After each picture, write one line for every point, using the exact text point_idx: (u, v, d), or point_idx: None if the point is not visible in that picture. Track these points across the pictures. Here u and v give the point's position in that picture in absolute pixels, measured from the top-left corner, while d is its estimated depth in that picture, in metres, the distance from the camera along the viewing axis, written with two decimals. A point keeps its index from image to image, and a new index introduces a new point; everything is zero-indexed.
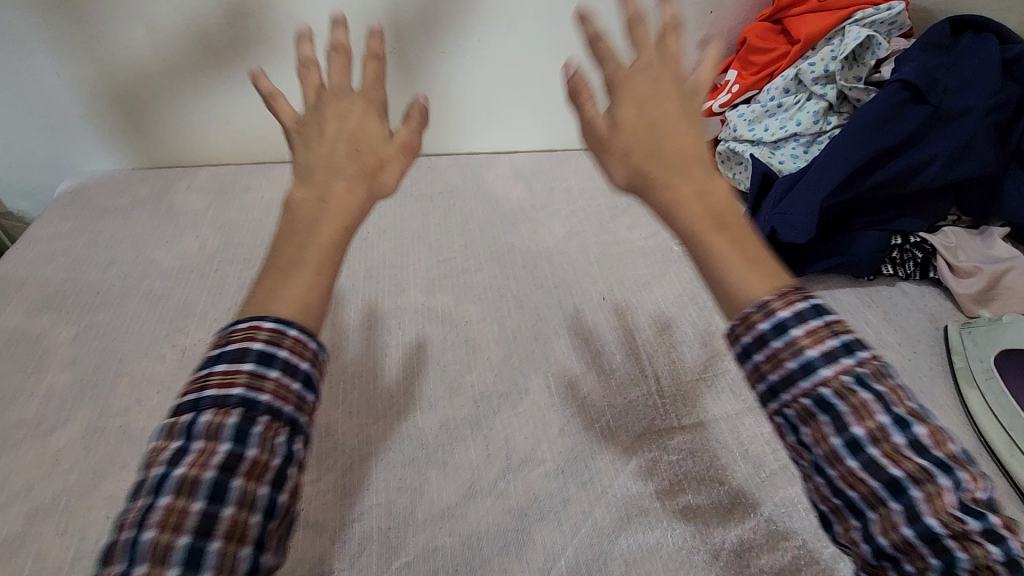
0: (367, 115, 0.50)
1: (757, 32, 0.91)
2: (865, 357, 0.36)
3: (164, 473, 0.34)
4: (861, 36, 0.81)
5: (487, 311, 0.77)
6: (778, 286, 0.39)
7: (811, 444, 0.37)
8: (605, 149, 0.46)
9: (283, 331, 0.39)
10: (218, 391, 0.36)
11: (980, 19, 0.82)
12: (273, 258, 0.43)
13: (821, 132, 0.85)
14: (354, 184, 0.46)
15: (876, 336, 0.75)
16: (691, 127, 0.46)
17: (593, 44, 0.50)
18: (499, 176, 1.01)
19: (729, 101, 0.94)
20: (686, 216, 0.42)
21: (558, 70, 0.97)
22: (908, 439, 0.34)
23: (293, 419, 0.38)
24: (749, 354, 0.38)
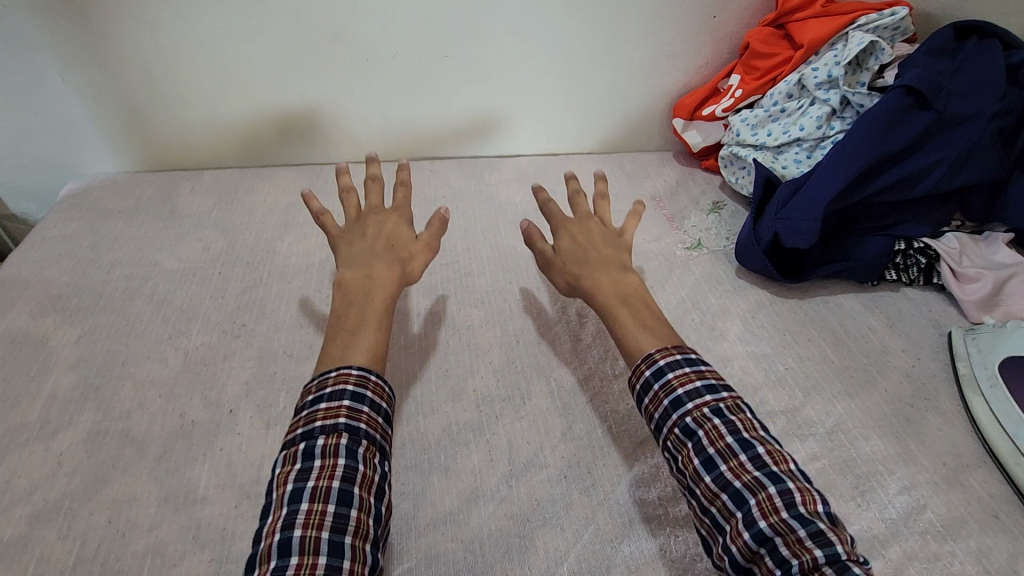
0: (396, 225, 0.67)
1: (760, 37, 0.90)
2: (723, 398, 0.52)
3: (298, 486, 0.45)
4: (865, 40, 0.80)
5: (489, 315, 0.77)
6: (666, 345, 0.56)
7: (684, 467, 0.50)
8: (552, 266, 0.67)
9: (367, 376, 0.52)
10: (327, 422, 0.49)
11: (984, 25, 0.83)
12: (338, 322, 0.57)
13: (824, 136, 0.85)
14: (392, 268, 0.62)
15: (879, 343, 0.74)
16: (610, 245, 0.67)
17: (543, 206, 0.72)
18: (502, 180, 1.01)
19: (731, 106, 0.94)
20: (603, 298, 0.62)
21: (561, 74, 0.97)
22: (748, 457, 0.48)
23: (385, 447, 0.51)
24: (642, 398, 0.55)
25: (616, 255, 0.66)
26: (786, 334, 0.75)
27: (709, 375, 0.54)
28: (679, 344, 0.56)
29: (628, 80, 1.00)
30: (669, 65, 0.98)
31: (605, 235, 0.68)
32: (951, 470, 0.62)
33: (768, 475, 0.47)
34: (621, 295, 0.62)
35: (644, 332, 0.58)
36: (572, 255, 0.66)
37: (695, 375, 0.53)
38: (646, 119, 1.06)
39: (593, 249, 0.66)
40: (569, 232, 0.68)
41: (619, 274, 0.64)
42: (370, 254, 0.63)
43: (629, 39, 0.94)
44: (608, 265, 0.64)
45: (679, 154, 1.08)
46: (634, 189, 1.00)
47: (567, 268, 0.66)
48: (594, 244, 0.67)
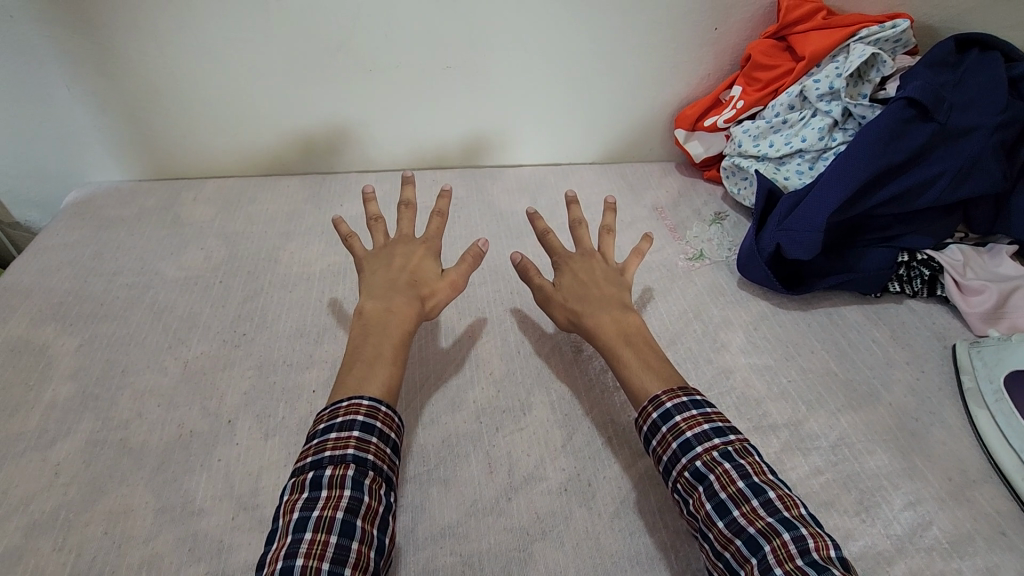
0: (424, 258, 0.68)
1: (762, 49, 0.90)
2: (732, 440, 0.53)
3: (303, 515, 0.47)
4: (866, 52, 0.80)
5: (490, 325, 0.76)
6: (670, 385, 0.57)
7: (695, 511, 0.51)
8: (551, 301, 0.68)
9: (377, 406, 0.55)
10: (335, 452, 0.51)
11: (985, 37, 0.83)
12: (354, 356, 0.59)
13: (827, 148, 0.85)
14: (411, 303, 0.63)
15: (883, 355, 0.74)
16: (614, 285, 0.68)
17: (542, 237, 0.72)
18: (504, 189, 1.01)
19: (734, 117, 0.94)
20: (605, 336, 0.63)
21: (565, 86, 0.98)
22: (760, 503, 0.48)
23: (388, 476, 0.52)
24: (650, 438, 0.56)
25: (618, 294, 0.67)
26: (789, 346, 0.75)
27: (715, 417, 0.54)
28: (684, 386, 0.57)
29: (630, 92, 1.00)
30: (670, 76, 0.98)
31: (608, 273, 0.69)
32: (957, 485, 0.61)
33: (782, 521, 0.47)
34: (624, 335, 0.63)
35: (646, 372, 0.59)
36: (574, 292, 0.67)
37: (702, 417, 0.54)
38: (648, 129, 1.06)
39: (595, 288, 0.67)
40: (569, 267, 0.69)
41: (621, 313, 0.65)
42: (391, 287, 0.64)
43: (631, 50, 0.94)
44: (609, 305, 0.65)
45: (680, 165, 1.08)
46: (636, 199, 1.00)
47: (567, 304, 0.66)
48: (596, 282, 0.67)
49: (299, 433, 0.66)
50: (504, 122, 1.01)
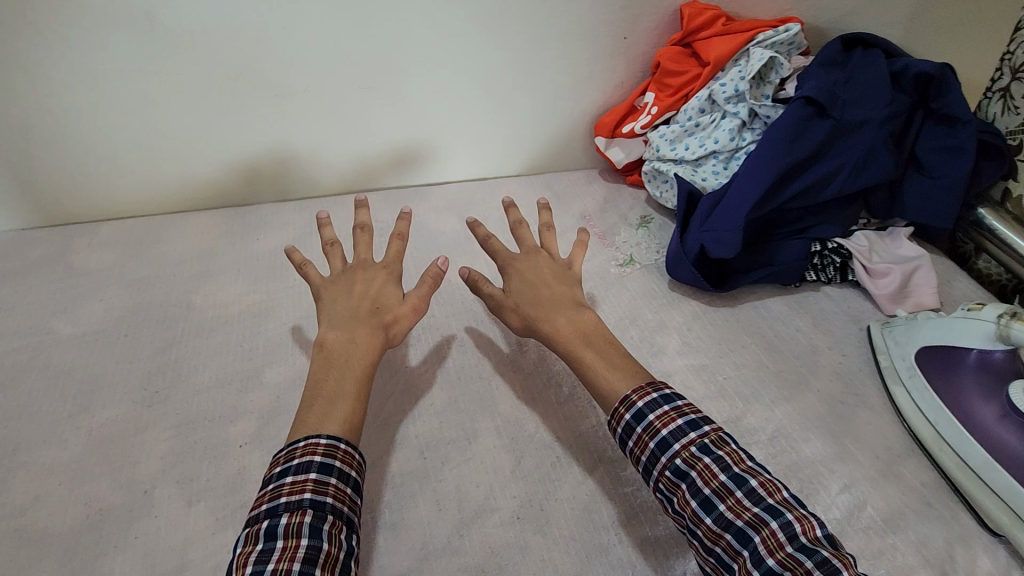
0: (385, 285, 0.66)
1: (669, 56, 0.92)
2: (707, 432, 0.54)
3: (258, 570, 0.45)
4: (763, 56, 0.84)
5: (428, 353, 0.74)
6: (638, 381, 0.59)
7: (682, 509, 0.52)
8: (502, 308, 0.67)
9: (336, 445, 0.53)
10: (291, 497, 0.49)
11: (869, 37, 0.90)
12: (314, 392, 0.57)
13: (738, 148, 0.89)
14: (374, 334, 0.61)
15: (808, 343, 0.77)
16: (566, 283, 0.68)
17: (485, 241, 0.70)
18: (431, 209, 0.99)
19: (649, 123, 0.96)
20: (565, 339, 0.63)
21: (484, 101, 0.97)
22: (744, 494, 0.50)
23: (349, 518, 0.50)
24: (626, 441, 0.57)
25: (569, 292, 0.67)
26: (722, 344, 0.77)
27: (687, 409, 0.56)
28: (653, 381, 0.58)
29: (550, 102, 1.00)
30: (587, 85, 0.99)
31: (555, 270, 0.69)
32: (885, 462, 0.65)
33: (767, 510, 0.49)
34: (583, 336, 0.63)
35: (614, 371, 0.60)
36: (525, 296, 0.66)
37: (675, 412, 0.56)
38: (570, 139, 1.06)
39: (546, 289, 0.67)
40: (515, 271, 0.68)
41: (575, 312, 0.65)
42: (353, 317, 0.62)
43: (547, 62, 0.95)
44: (563, 306, 0.65)
45: (604, 170, 1.09)
46: (564, 209, 1.00)
47: (520, 309, 0.66)
48: (545, 282, 0.67)
49: (228, 496, 0.61)
50: (425, 142, 0.99)
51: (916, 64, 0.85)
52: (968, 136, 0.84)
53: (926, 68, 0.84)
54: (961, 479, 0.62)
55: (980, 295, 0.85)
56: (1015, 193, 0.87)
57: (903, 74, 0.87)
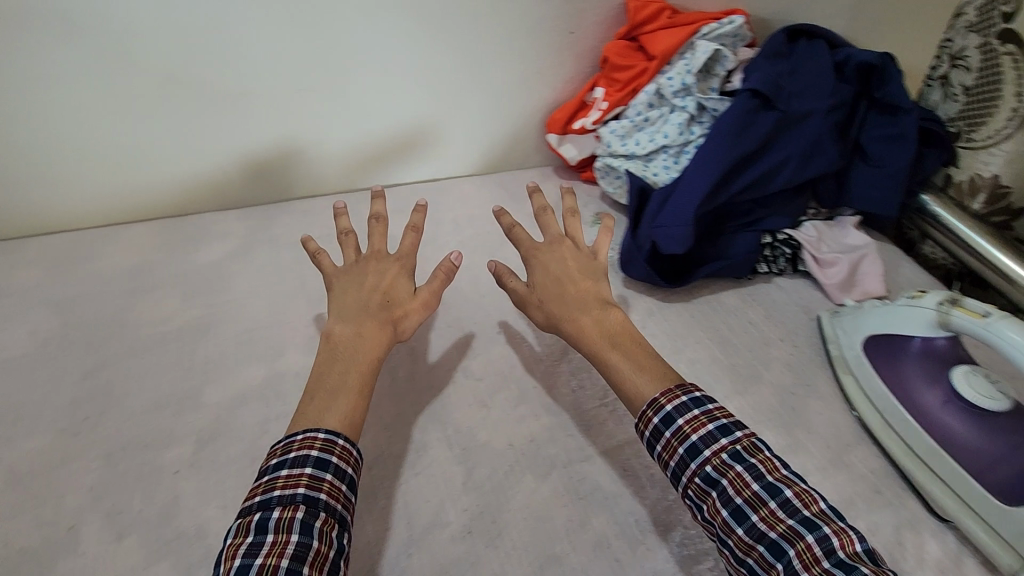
0: (397, 277, 0.66)
1: (615, 50, 0.91)
2: (739, 438, 0.53)
3: (244, 564, 0.45)
4: (708, 47, 0.84)
5: None
6: (665, 385, 0.58)
7: (711, 518, 0.52)
8: (527, 302, 0.68)
9: (334, 440, 0.53)
10: (284, 491, 0.48)
11: (812, 28, 0.91)
12: (322, 383, 0.57)
13: (687, 142, 0.88)
14: (382, 327, 0.62)
15: (760, 335, 0.78)
16: (593, 278, 0.68)
17: (509, 230, 0.72)
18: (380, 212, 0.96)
19: (599, 119, 0.94)
20: (591, 338, 0.63)
21: (430, 100, 0.94)
22: (779, 504, 0.50)
23: (343, 516, 0.50)
24: (653, 445, 0.56)
25: (595, 289, 0.67)
26: (676, 340, 0.76)
27: (718, 414, 0.55)
28: (682, 384, 0.57)
29: (500, 100, 0.98)
30: (536, 81, 0.98)
31: (579, 264, 0.69)
32: (836, 451, 0.64)
33: (803, 522, 0.49)
34: (609, 337, 0.63)
35: (643, 373, 0.59)
36: (549, 292, 0.66)
37: (706, 417, 0.55)
38: (522, 136, 1.05)
39: (572, 285, 0.67)
40: (539, 263, 0.69)
41: (602, 311, 0.65)
42: (362, 309, 0.62)
43: (494, 59, 0.93)
44: (589, 305, 0.65)
45: (558, 167, 1.07)
46: (518, 208, 0.98)
47: (544, 305, 0.66)
48: (573, 278, 0.67)
49: (161, 526, 0.57)
50: (372, 143, 0.95)
51: (859, 53, 0.86)
52: (910, 124, 0.86)
53: (869, 58, 0.85)
54: (907, 465, 0.61)
55: (925, 280, 0.86)
56: (954, 179, 0.88)
57: (846, 64, 0.88)
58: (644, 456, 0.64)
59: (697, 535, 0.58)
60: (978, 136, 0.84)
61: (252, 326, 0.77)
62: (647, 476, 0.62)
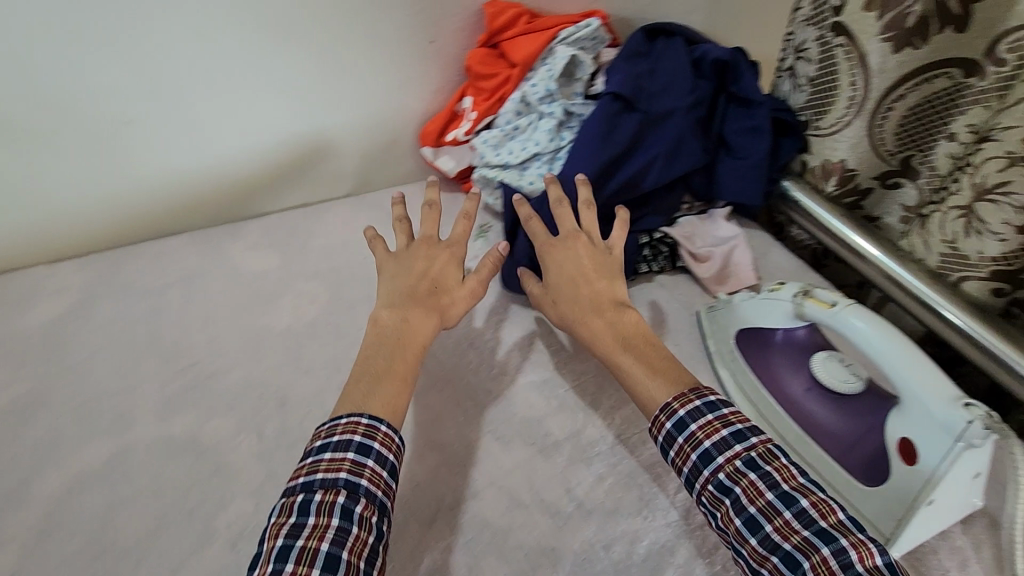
0: (447, 266, 0.70)
1: (477, 59, 0.88)
2: (754, 444, 0.55)
3: (287, 544, 0.47)
4: (564, 53, 0.84)
5: (241, 421, 0.66)
6: (679, 389, 0.60)
7: (725, 525, 0.54)
8: (543, 302, 0.72)
9: (377, 426, 0.55)
10: (328, 475, 0.51)
11: (669, 27, 0.92)
12: (375, 363, 0.61)
13: (559, 148, 0.86)
14: (428, 314, 0.66)
15: None
16: (607, 280, 0.70)
17: (528, 221, 0.75)
18: (247, 247, 0.86)
19: (471, 129, 0.92)
20: (601, 338, 0.66)
21: (286, 122, 0.88)
22: (793, 513, 0.51)
23: (383, 503, 0.52)
24: (667, 450, 0.58)
25: (608, 290, 0.69)
26: (562, 353, 0.74)
27: (733, 419, 0.57)
28: (695, 387, 0.60)
29: (366, 116, 0.93)
30: (401, 93, 0.93)
31: (593, 265, 0.71)
32: None
33: (819, 534, 0.50)
34: (622, 340, 0.65)
35: (654, 377, 0.62)
36: (563, 293, 0.70)
37: (720, 423, 0.57)
38: (398, 151, 0.99)
39: (584, 288, 0.69)
40: (553, 262, 0.72)
41: (616, 314, 0.67)
42: (409, 295, 0.66)
43: (350, 73, 0.87)
44: (600, 307, 0.67)
45: (439, 181, 1.03)
46: (397, 227, 0.93)
47: (557, 305, 0.70)
48: (585, 281, 0.70)
49: None
50: (230, 174, 0.88)
51: (713, 50, 0.89)
52: (763, 116, 0.89)
53: (721, 54, 0.88)
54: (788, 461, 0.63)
55: (794, 264, 0.90)
56: (810, 165, 0.92)
57: (702, 62, 0.90)
58: (532, 482, 0.62)
59: (588, 560, 0.57)
60: (824, 124, 0.87)
61: (93, 395, 0.68)
62: (536, 503, 0.61)
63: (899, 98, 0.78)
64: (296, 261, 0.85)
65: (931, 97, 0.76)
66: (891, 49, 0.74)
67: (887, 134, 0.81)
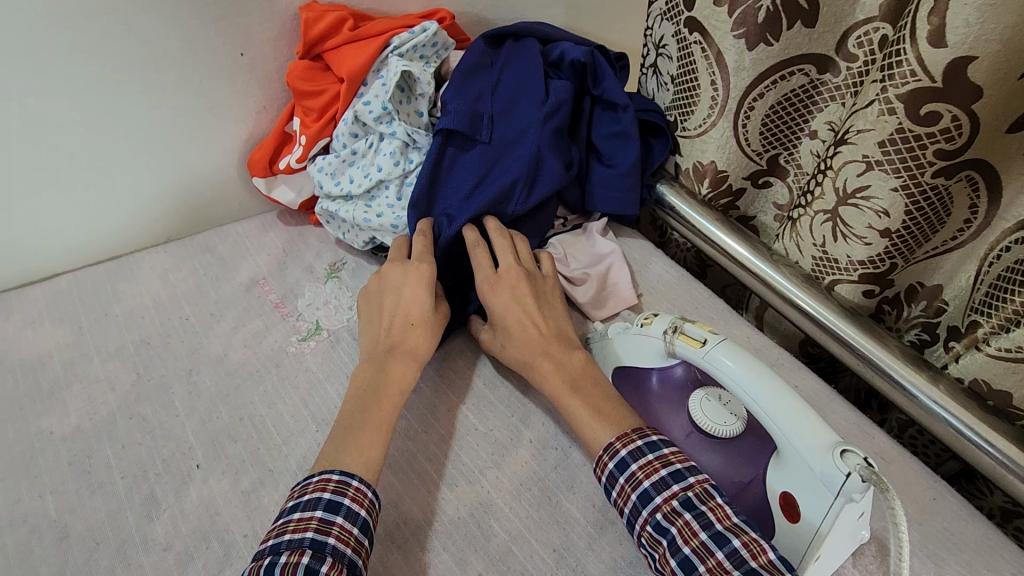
0: (417, 292, 0.66)
1: (297, 74, 0.76)
2: (692, 483, 0.51)
3: None
4: (402, 65, 0.73)
5: (3, 570, 0.51)
6: (626, 428, 0.55)
7: (661, 567, 0.49)
8: (492, 345, 0.67)
9: (347, 481, 0.51)
10: (294, 535, 0.47)
11: (511, 30, 0.82)
12: (356, 408, 0.58)
13: (407, 172, 0.76)
14: (405, 361, 0.62)
15: (518, 381, 0.68)
16: (554, 319, 0.66)
17: (474, 248, 0.70)
18: (31, 322, 0.70)
19: (304, 155, 0.79)
20: (551, 385, 0.60)
21: (73, 165, 0.72)
22: (727, 554, 0.46)
23: (352, 561, 0.47)
24: (608, 491, 0.54)
25: (556, 331, 0.65)
26: (425, 414, 0.64)
27: (673, 457, 0.52)
28: (639, 427, 0.55)
29: (178, 148, 0.79)
30: (214, 117, 0.79)
31: (537, 298, 0.67)
32: (600, 510, 0.58)
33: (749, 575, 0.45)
34: (570, 381, 0.60)
35: (601, 420, 0.56)
36: (511, 337, 0.65)
37: (660, 461, 0.52)
38: (226, 182, 0.85)
39: (534, 328, 0.64)
40: (499, 301, 0.66)
41: (565, 354, 0.63)
42: (385, 342, 0.64)
43: (145, 101, 0.73)
44: (548, 349, 0.63)
45: (282, 213, 0.89)
46: (227, 277, 0.78)
47: (507, 349, 0.65)
48: (533, 321, 0.65)
49: None
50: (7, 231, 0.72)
51: (571, 51, 0.80)
52: (630, 121, 0.82)
53: (579, 56, 0.80)
54: None
55: (676, 273, 0.84)
56: (682, 168, 0.87)
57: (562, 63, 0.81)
58: None
59: None
60: (692, 124, 0.82)
61: None
62: None
63: (759, 97, 0.73)
64: (94, 335, 0.70)
65: (790, 95, 0.73)
66: (745, 46, 0.69)
67: (751, 134, 0.77)
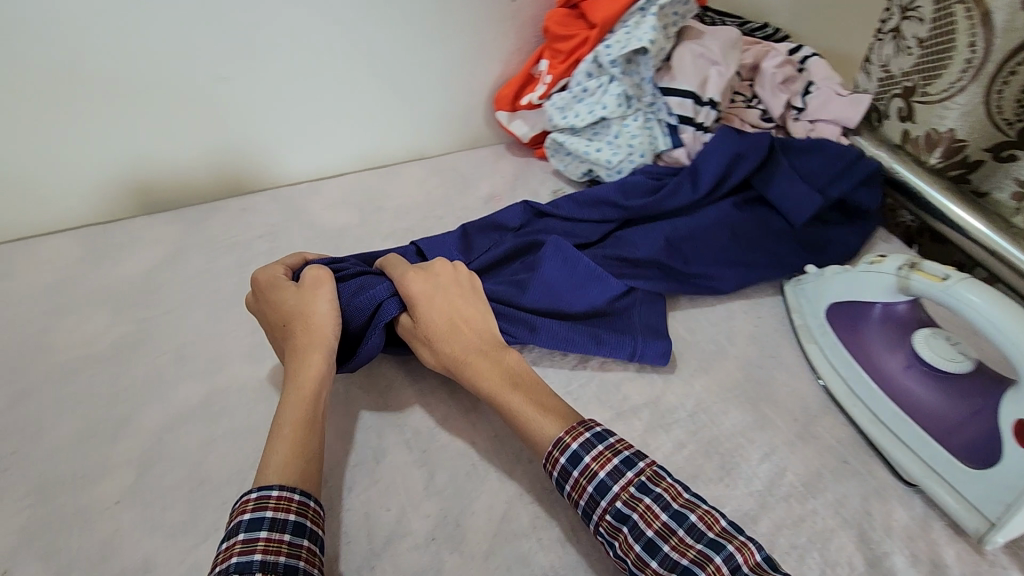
0: (279, 296, 0.63)
1: (556, 20, 0.88)
2: (642, 468, 0.50)
3: None
4: (652, 32, 0.81)
5: None
6: (569, 422, 0.54)
7: (624, 554, 0.48)
8: (415, 341, 0.63)
9: (265, 495, 0.48)
10: (219, 567, 0.44)
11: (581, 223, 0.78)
12: (281, 417, 0.54)
13: (625, 114, 0.86)
14: (292, 360, 0.58)
15: (724, 308, 0.74)
16: (487, 317, 0.64)
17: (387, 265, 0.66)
18: (330, 205, 0.90)
19: (546, 93, 0.91)
20: (488, 384, 0.58)
21: (371, 87, 0.90)
22: (685, 529, 0.47)
23: (288, 564, 0.45)
24: (562, 485, 0.52)
25: (490, 333, 0.62)
26: None
27: (620, 445, 0.51)
28: (582, 420, 0.54)
29: (443, 80, 0.94)
30: (478, 55, 0.94)
31: (467, 300, 0.64)
32: (804, 423, 0.62)
33: (710, 543, 0.46)
34: (511, 378, 0.58)
35: (546, 414, 0.55)
36: (443, 336, 0.61)
37: (610, 451, 0.51)
38: (471, 116, 1.01)
39: (463, 325, 0.62)
40: (434, 306, 0.62)
41: (498, 354, 0.60)
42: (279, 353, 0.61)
43: (431, 37, 0.89)
44: (486, 349, 0.61)
45: (511, 145, 1.03)
46: (469, 191, 0.93)
47: (438, 350, 0.61)
48: (461, 321, 0.62)
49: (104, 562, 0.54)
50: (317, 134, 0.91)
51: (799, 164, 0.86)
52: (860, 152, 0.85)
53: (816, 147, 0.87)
54: (872, 432, 0.60)
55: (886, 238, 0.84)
56: (912, 135, 0.86)
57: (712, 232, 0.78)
58: None
59: None
60: (933, 90, 0.81)
61: (192, 338, 0.73)
62: None
63: None
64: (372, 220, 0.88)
65: None
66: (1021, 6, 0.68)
67: (1006, 102, 0.75)
